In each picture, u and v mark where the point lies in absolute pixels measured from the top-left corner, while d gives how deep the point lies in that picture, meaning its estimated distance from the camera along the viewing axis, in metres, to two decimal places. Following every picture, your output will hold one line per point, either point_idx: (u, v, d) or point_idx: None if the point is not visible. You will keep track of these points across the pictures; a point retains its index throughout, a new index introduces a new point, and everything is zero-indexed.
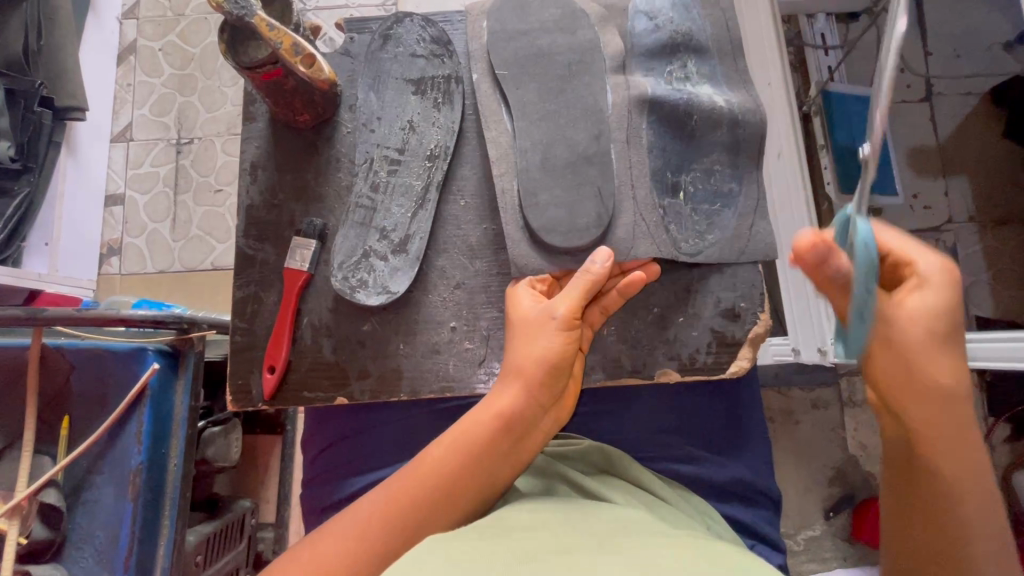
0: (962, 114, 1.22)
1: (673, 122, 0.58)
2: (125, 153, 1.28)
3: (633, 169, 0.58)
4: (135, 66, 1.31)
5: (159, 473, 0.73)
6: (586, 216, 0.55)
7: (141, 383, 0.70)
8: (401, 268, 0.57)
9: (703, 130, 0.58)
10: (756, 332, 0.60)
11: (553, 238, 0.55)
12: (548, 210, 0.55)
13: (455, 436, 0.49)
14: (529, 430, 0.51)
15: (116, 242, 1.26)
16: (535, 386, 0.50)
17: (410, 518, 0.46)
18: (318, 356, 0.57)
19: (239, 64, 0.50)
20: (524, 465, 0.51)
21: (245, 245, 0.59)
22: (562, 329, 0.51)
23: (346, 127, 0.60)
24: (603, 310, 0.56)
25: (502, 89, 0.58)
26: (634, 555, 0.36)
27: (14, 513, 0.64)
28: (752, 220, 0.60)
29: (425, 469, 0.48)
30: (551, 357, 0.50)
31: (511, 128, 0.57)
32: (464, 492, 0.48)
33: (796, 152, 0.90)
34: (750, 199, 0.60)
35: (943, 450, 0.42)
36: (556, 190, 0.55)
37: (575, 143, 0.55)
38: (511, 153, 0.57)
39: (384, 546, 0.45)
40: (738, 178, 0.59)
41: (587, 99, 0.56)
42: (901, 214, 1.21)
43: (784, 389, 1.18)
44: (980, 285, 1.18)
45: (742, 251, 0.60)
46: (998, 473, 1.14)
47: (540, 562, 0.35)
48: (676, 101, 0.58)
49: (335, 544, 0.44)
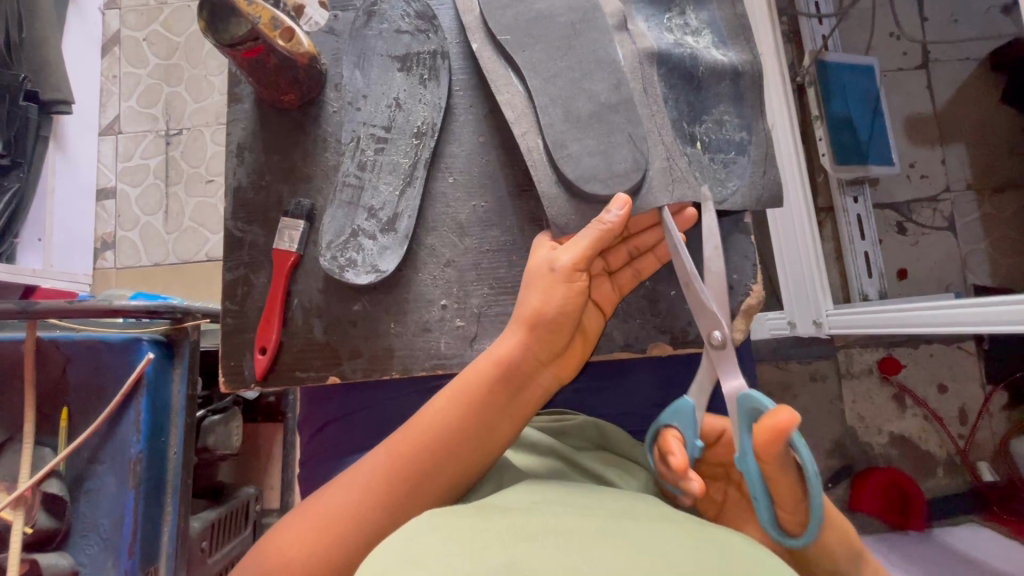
0: (959, 80, 1.21)
1: (680, 74, 0.57)
2: (114, 147, 1.27)
3: (655, 117, 0.55)
4: (120, 57, 1.29)
5: (160, 460, 0.74)
6: (623, 160, 0.52)
7: (137, 372, 0.71)
8: (390, 246, 0.56)
9: (709, 81, 0.57)
10: (749, 303, 0.57)
11: (594, 186, 0.52)
12: (582, 160, 0.52)
13: (455, 390, 0.50)
14: (527, 382, 0.50)
15: (110, 236, 1.25)
16: (533, 338, 0.49)
17: (414, 469, 0.48)
18: (309, 337, 0.57)
19: (219, 42, 0.50)
20: (526, 417, 0.51)
21: (233, 227, 0.59)
22: (566, 282, 0.48)
23: (332, 106, 0.59)
24: (636, 273, 0.55)
25: (506, 54, 0.56)
26: (628, 539, 0.36)
27: (18, 504, 0.65)
28: (765, 167, 0.57)
29: (424, 422, 0.49)
30: (551, 310, 0.48)
31: (524, 89, 0.55)
32: (464, 445, 0.48)
33: (790, 124, 0.90)
34: (761, 147, 0.57)
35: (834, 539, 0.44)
36: (587, 140, 0.52)
37: (595, 93, 0.53)
38: (530, 112, 0.54)
39: (388, 496, 0.47)
40: (746, 129, 0.57)
41: (599, 53, 0.54)
42: (898, 184, 1.20)
43: (782, 363, 1.17)
44: (978, 253, 1.17)
45: (764, 197, 0.56)
46: (995, 441, 1.15)
47: (536, 543, 0.35)
48: (681, 54, 0.57)
49: (343, 494, 0.47)
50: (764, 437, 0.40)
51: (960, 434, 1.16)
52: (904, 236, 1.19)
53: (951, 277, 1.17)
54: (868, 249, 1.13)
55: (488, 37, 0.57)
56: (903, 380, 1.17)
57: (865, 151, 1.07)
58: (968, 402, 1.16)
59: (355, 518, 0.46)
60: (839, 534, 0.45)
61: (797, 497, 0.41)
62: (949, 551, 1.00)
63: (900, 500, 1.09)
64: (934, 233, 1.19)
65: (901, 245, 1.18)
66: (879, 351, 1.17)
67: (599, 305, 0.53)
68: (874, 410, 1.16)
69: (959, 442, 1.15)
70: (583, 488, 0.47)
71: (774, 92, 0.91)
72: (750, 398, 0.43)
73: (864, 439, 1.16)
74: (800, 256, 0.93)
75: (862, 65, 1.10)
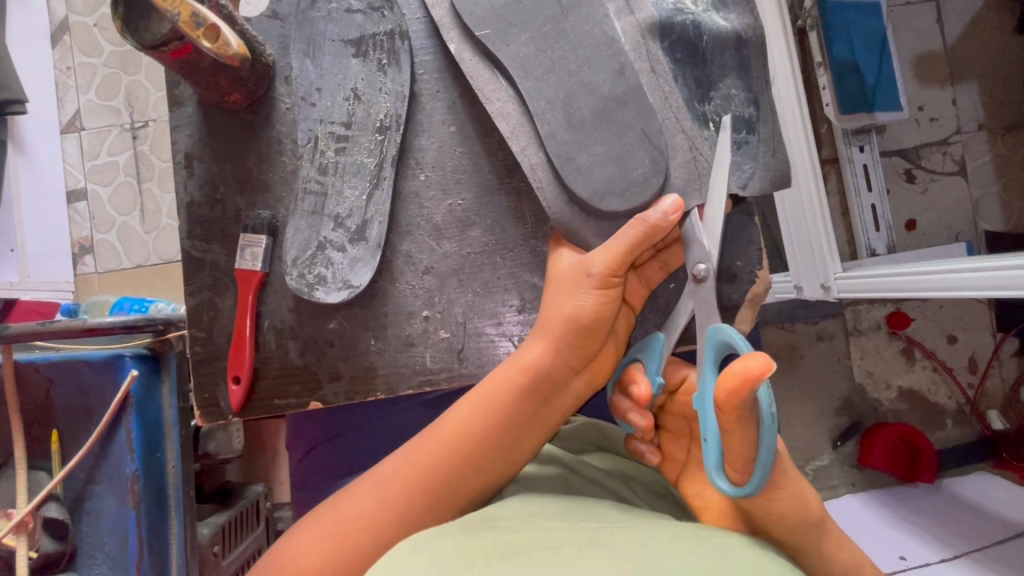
0: (971, 11, 1.12)
1: (684, 46, 0.50)
2: (78, 144, 1.19)
3: (669, 101, 0.50)
4: (72, 46, 1.19)
5: (160, 478, 0.64)
6: (639, 165, 0.48)
7: (122, 391, 0.61)
8: (362, 258, 0.52)
9: (713, 52, 0.51)
10: (755, 291, 0.53)
11: (610, 203, 0.48)
12: (593, 172, 0.48)
13: (484, 395, 0.48)
14: (558, 390, 0.49)
15: (87, 240, 1.18)
16: (565, 344, 0.48)
17: (436, 479, 0.47)
18: (285, 361, 0.54)
19: (143, 45, 0.44)
20: (553, 424, 0.50)
21: (192, 247, 0.55)
22: (597, 289, 0.47)
23: (284, 102, 0.54)
24: (662, 265, 0.51)
25: (486, 52, 0.50)
26: (624, 554, 0.33)
27: (19, 530, 0.57)
28: (775, 146, 0.52)
29: (451, 425, 0.48)
30: (582, 317, 0.47)
31: (514, 94, 0.50)
32: (492, 450, 0.48)
33: (793, 76, 0.82)
34: (768, 125, 0.52)
35: (787, 507, 0.42)
36: (594, 147, 0.48)
37: (596, 87, 0.48)
38: (525, 121, 0.49)
39: (409, 507, 0.46)
40: (755, 104, 0.52)
41: (594, 35, 0.49)
42: (906, 129, 1.13)
43: (788, 325, 1.14)
44: (989, 198, 1.12)
45: (782, 178, 0.51)
46: (1004, 388, 1.14)
47: (523, 561, 0.32)
48: (684, 22, 0.50)
49: (362, 503, 0.46)
50: (729, 384, 0.36)
51: (970, 383, 1.14)
52: (913, 184, 1.13)
53: (962, 225, 1.13)
54: (875, 201, 1.08)
55: (465, 33, 0.51)
56: (912, 333, 1.15)
57: (871, 98, 1.00)
58: (978, 351, 1.14)
59: (371, 530, 0.45)
60: (791, 499, 0.42)
61: (749, 449, 0.39)
62: (962, 504, 0.99)
63: (910, 454, 1.07)
64: (945, 178, 1.13)
65: (910, 194, 1.13)
66: (888, 305, 1.14)
67: (629, 303, 0.51)
68: (882, 365, 1.14)
69: (968, 392, 1.14)
70: (582, 496, 0.45)
71: (777, 44, 0.84)
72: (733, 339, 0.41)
73: (873, 395, 1.14)
74: (807, 217, 0.88)
75: (871, 2, 1.01)
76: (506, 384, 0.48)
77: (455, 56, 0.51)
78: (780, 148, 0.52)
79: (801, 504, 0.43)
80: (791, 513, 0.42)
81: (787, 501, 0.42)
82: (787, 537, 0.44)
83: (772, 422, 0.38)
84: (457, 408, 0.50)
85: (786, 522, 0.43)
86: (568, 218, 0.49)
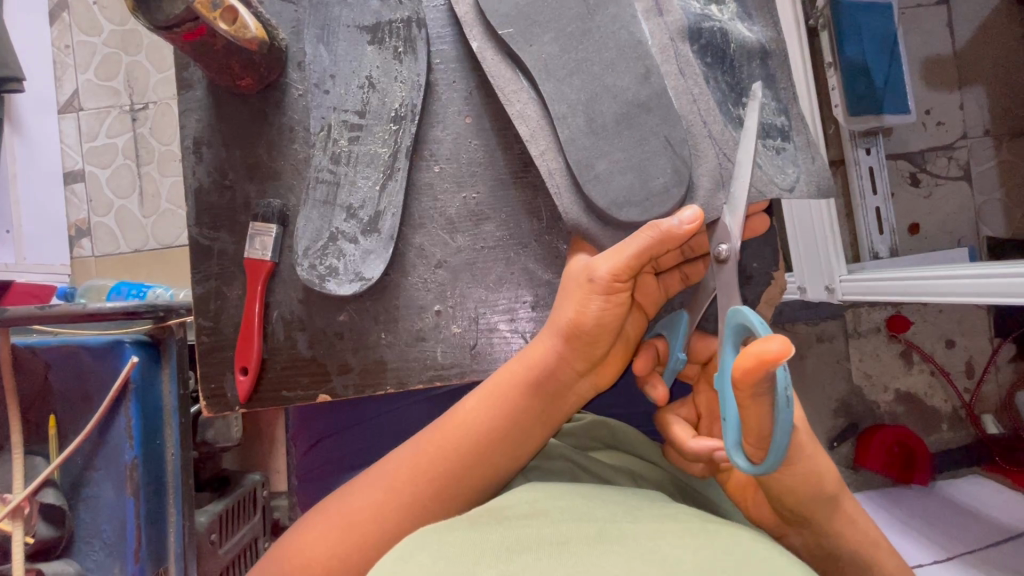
0: (982, 18, 1.12)
1: (712, 50, 0.49)
2: (77, 125, 1.16)
3: (698, 103, 0.48)
4: (71, 25, 1.16)
5: (158, 466, 0.63)
6: (660, 174, 0.47)
7: (121, 378, 0.59)
8: (374, 250, 0.52)
9: (741, 62, 0.50)
10: (771, 292, 0.55)
11: (629, 212, 0.47)
12: (612, 180, 0.47)
13: (494, 389, 0.48)
14: (564, 390, 0.49)
15: (83, 223, 1.16)
16: (570, 347, 0.47)
17: (444, 471, 0.47)
18: (293, 353, 0.54)
19: (155, 24, 0.43)
20: (559, 421, 0.50)
21: (200, 234, 0.54)
22: (605, 294, 0.45)
23: (296, 89, 0.53)
24: (683, 277, 0.52)
25: (509, 52, 0.50)
26: (638, 550, 0.32)
27: (15, 515, 0.55)
28: (812, 153, 0.52)
29: (460, 419, 0.48)
30: (588, 322, 0.46)
31: (536, 94, 0.49)
32: (497, 447, 0.48)
33: (807, 78, 0.81)
34: (801, 133, 0.52)
35: (794, 483, 0.42)
36: (615, 152, 0.47)
37: (620, 90, 0.47)
38: (545, 122, 0.49)
39: (415, 498, 0.46)
40: (784, 113, 0.52)
41: (618, 35, 0.48)
42: (912, 133, 1.13)
43: (790, 325, 1.15)
44: (993, 205, 1.13)
45: (817, 187, 0.51)
46: (999, 394, 1.15)
47: (534, 556, 0.31)
48: (710, 27, 0.49)
49: (373, 494, 0.46)
50: (744, 363, 0.34)
51: (966, 388, 1.16)
52: (917, 188, 1.13)
53: (965, 231, 1.13)
54: (880, 205, 1.08)
55: (487, 30, 0.50)
56: (912, 336, 1.15)
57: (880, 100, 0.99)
58: (975, 356, 1.15)
59: (378, 521, 0.45)
60: (796, 478, 0.42)
61: (765, 426, 0.37)
62: (956, 505, 1.00)
63: (906, 455, 1.07)
64: (949, 183, 1.13)
65: (914, 198, 1.13)
66: (887, 309, 1.15)
67: (644, 308, 0.51)
68: (881, 368, 1.15)
69: (964, 397, 1.15)
70: (592, 489, 0.44)
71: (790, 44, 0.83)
72: (750, 317, 0.39)
73: (870, 398, 1.15)
74: (815, 221, 0.88)
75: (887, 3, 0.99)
76: (513, 377, 0.48)
77: (479, 57, 0.50)
78: (817, 156, 0.52)
79: (809, 481, 0.42)
80: (796, 490, 0.42)
81: (793, 478, 0.41)
82: (793, 511, 0.43)
83: (788, 406, 0.36)
84: (467, 402, 0.49)
85: (791, 496, 0.42)
86: (584, 224, 0.49)
